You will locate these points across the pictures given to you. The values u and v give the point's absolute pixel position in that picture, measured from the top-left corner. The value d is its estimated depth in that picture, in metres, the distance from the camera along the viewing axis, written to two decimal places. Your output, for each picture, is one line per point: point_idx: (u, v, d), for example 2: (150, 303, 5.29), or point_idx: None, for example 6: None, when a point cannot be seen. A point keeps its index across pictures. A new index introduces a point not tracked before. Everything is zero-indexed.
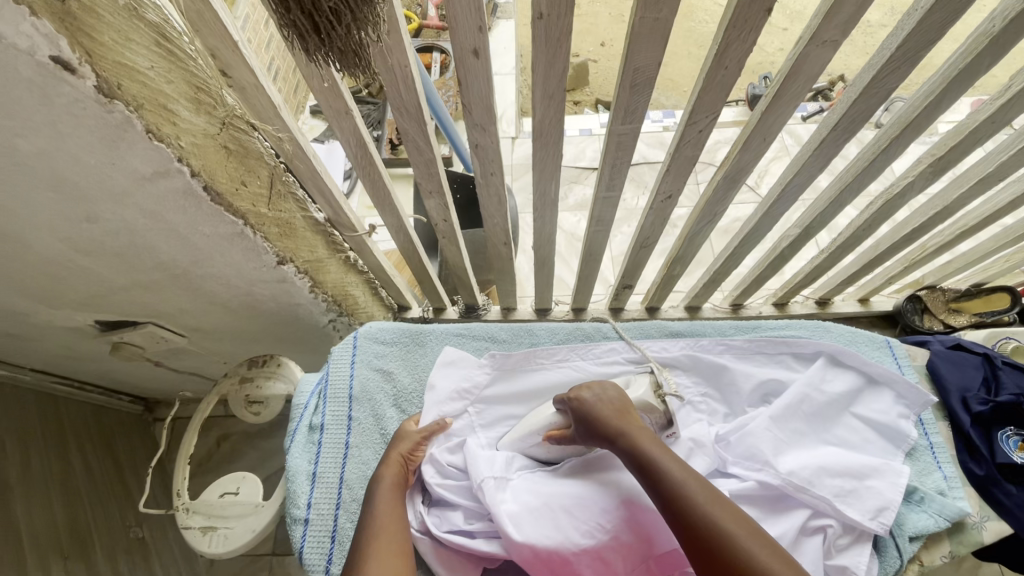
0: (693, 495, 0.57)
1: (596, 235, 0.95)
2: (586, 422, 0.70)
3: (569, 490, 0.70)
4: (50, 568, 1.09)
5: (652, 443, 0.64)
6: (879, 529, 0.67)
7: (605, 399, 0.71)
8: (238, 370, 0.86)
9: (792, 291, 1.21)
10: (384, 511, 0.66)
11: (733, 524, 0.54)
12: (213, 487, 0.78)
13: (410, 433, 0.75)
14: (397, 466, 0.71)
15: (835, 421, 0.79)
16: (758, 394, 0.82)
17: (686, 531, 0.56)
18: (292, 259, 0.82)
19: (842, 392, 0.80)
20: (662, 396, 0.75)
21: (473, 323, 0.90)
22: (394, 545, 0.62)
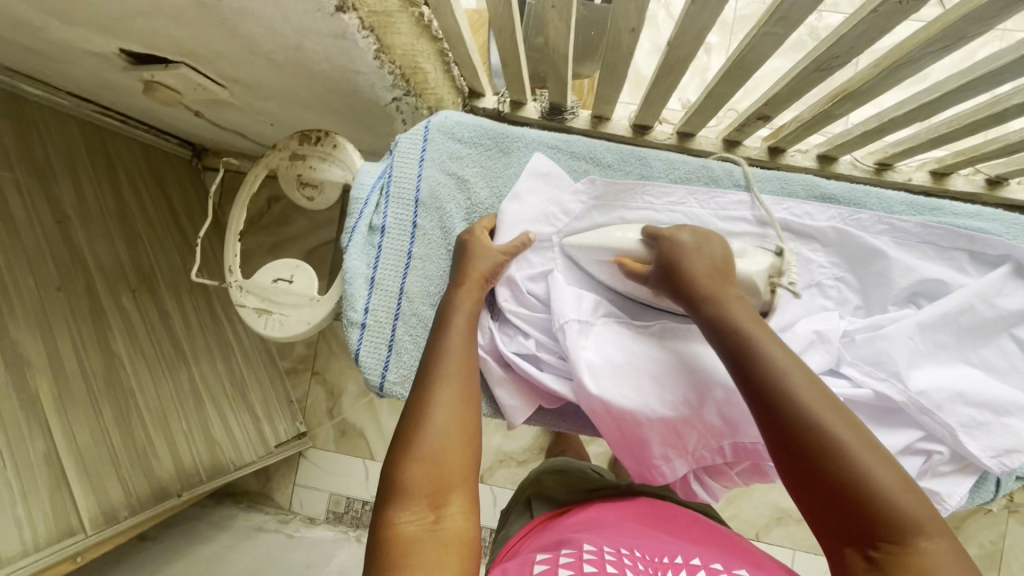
0: (797, 393, 0.47)
1: (766, 38, 0.68)
2: (670, 278, 0.58)
3: (659, 357, 0.61)
4: (120, 298, 1.14)
5: (751, 321, 0.52)
6: (993, 468, 0.59)
7: (697, 255, 0.57)
8: (288, 144, 0.73)
9: (969, 161, 0.94)
10: (453, 352, 0.59)
11: (849, 435, 0.44)
12: (267, 271, 0.73)
13: (489, 251, 0.64)
14: (475, 288, 0.63)
15: (987, 340, 0.65)
16: (908, 293, 0.67)
17: (778, 431, 0.46)
18: (357, 7, 0.60)
19: (1017, 310, 0.64)
20: (773, 285, 0.61)
21: (574, 135, 0.71)
22: (463, 394, 0.56)
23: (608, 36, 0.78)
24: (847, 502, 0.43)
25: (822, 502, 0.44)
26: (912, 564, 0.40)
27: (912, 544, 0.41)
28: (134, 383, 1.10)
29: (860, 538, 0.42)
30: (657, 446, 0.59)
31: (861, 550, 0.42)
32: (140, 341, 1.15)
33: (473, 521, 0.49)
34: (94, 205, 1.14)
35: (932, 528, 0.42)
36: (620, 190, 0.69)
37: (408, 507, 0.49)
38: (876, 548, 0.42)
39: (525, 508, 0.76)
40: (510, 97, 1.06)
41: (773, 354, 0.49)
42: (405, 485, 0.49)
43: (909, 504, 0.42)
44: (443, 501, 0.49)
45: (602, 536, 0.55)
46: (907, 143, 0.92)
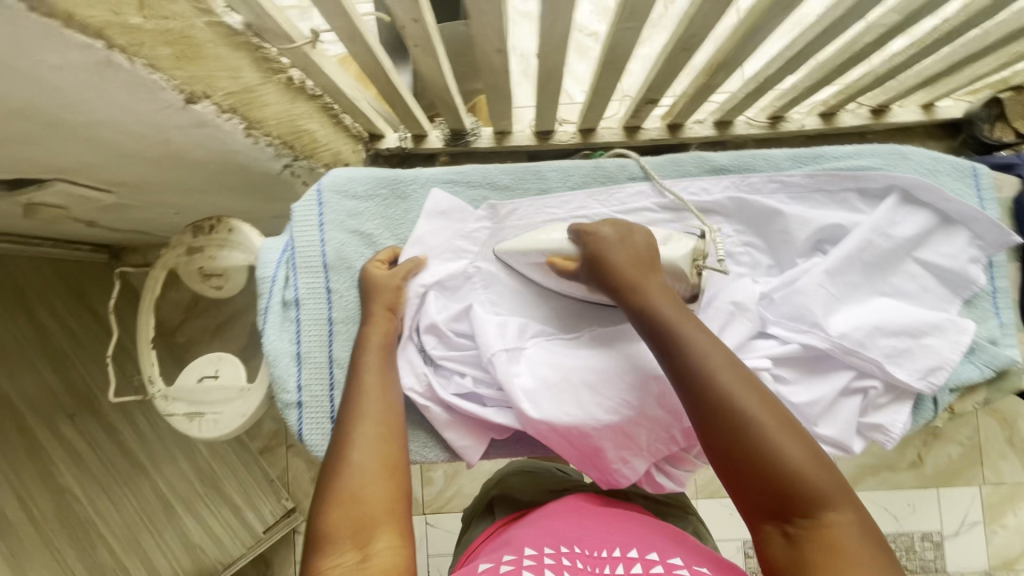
0: (719, 381, 0.48)
1: (626, 32, 0.71)
2: (601, 272, 0.59)
3: (587, 363, 0.61)
4: (58, 428, 1.08)
5: (677, 312, 0.53)
6: (925, 389, 0.62)
7: (631, 243, 0.59)
8: (182, 239, 0.71)
9: (849, 98, 0.99)
10: (370, 387, 0.58)
11: (769, 419, 0.46)
12: (189, 371, 0.70)
13: (388, 280, 0.64)
14: (384, 321, 0.62)
15: (893, 269, 0.68)
16: (813, 242, 0.69)
17: (701, 418, 0.48)
18: (208, 93, 0.59)
19: (910, 236, 0.67)
20: (699, 268, 0.61)
21: (466, 166, 0.71)
22: (383, 428, 0.55)
23: (480, 60, 0.79)
24: (763, 485, 0.45)
25: (743, 484, 0.45)
26: (822, 538, 0.42)
27: (824, 518, 0.43)
28: (91, 511, 1.07)
29: (777, 514, 0.44)
30: (611, 451, 0.59)
31: (779, 526, 0.44)
32: (89, 466, 1.10)
33: (404, 552, 0.48)
34: (6, 338, 1.07)
35: (844, 502, 0.44)
36: (522, 209, 0.70)
37: (331, 552, 0.47)
38: (790, 524, 0.44)
39: (487, 513, 0.71)
40: (410, 133, 1.07)
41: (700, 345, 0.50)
42: (327, 530, 0.48)
43: (822, 482, 0.44)
44: (368, 538, 0.48)
45: (544, 536, 0.55)
46: (789, 94, 0.96)
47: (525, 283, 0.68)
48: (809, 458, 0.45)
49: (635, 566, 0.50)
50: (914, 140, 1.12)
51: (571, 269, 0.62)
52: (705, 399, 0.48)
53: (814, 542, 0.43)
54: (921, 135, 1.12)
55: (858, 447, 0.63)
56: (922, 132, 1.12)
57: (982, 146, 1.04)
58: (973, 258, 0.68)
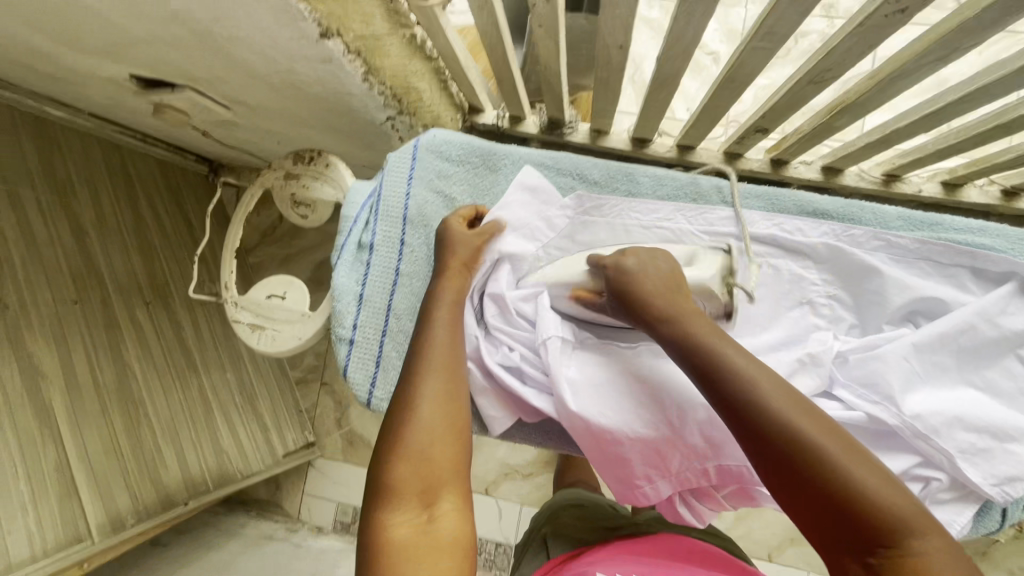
0: (764, 400, 0.44)
1: (755, 53, 0.68)
2: (628, 302, 0.55)
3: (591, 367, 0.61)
4: (134, 311, 1.18)
5: (700, 325, 0.51)
6: (996, 496, 0.57)
7: (651, 276, 0.55)
8: (282, 163, 0.75)
9: (981, 172, 0.91)
10: (436, 343, 0.57)
11: (824, 436, 0.42)
12: (261, 288, 0.75)
13: (467, 239, 0.64)
14: (459, 276, 0.62)
15: (992, 361, 0.62)
16: (905, 312, 0.64)
17: (755, 444, 0.44)
18: (341, 32, 0.62)
19: (1021, 330, 0.61)
20: (730, 285, 0.60)
21: (560, 153, 0.71)
22: (451, 387, 0.55)
23: (598, 53, 0.78)
24: (836, 515, 0.41)
25: (810, 511, 0.42)
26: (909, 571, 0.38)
27: (914, 549, 0.39)
28: (148, 396, 1.14)
29: (857, 547, 0.40)
30: (638, 466, 0.58)
31: (859, 559, 0.40)
32: (152, 353, 1.19)
33: (466, 517, 0.49)
34: (110, 220, 1.18)
35: (930, 528, 0.40)
36: (607, 207, 0.69)
37: (397, 508, 0.48)
38: (874, 555, 0.40)
39: (541, 548, 0.67)
40: (509, 113, 1.08)
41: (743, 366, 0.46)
42: (396, 485, 0.49)
43: (904, 510, 0.40)
44: (435, 498, 0.49)
45: (617, 561, 0.52)
46: (914, 154, 0.89)
47: None
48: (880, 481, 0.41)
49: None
50: None
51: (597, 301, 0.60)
52: (753, 423, 0.44)
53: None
54: None
55: None
56: None
57: None
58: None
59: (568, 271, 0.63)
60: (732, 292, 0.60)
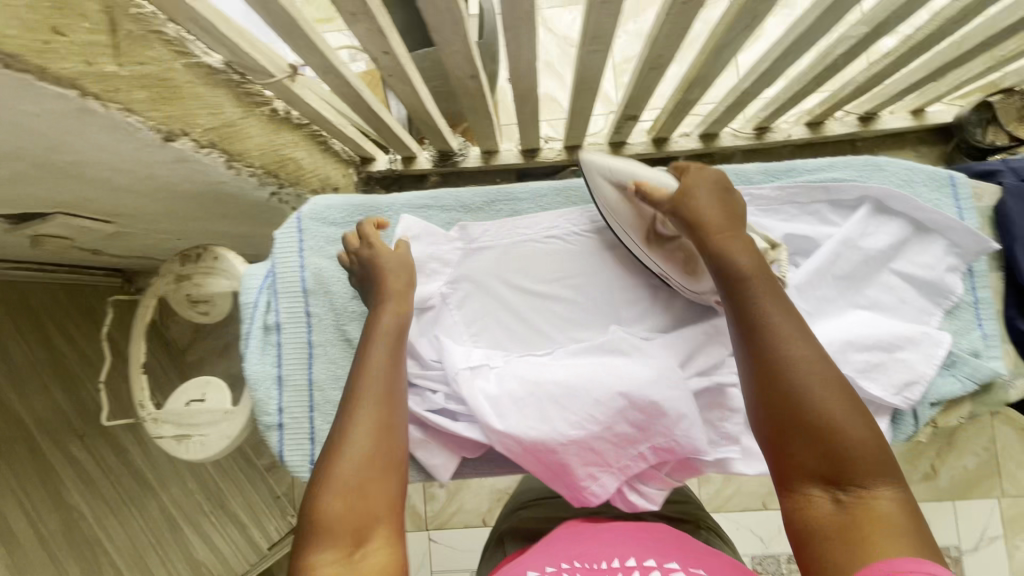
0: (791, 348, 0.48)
1: (592, 55, 0.72)
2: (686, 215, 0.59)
3: (558, 374, 0.61)
4: (69, 448, 1.11)
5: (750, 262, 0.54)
6: (900, 403, 0.62)
7: (709, 202, 0.59)
8: (170, 267, 0.73)
9: (834, 108, 0.99)
10: (378, 374, 0.56)
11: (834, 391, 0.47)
12: (177, 396, 0.72)
13: (395, 263, 0.64)
14: (396, 302, 0.62)
15: (868, 281, 0.68)
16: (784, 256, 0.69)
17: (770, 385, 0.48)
18: (186, 130, 0.62)
19: (885, 247, 0.67)
20: None
21: (438, 190, 0.73)
22: (387, 415, 0.54)
23: (455, 85, 0.80)
24: (821, 456, 0.45)
25: (800, 451, 0.46)
26: (867, 509, 0.43)
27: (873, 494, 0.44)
28: None
29: (830, 483, 0.45)
30: (579, 468, 0.59)
31: (829, 494, 0.45)
32: (97, 484, 1.13)
33: (396, 552, 0.48)
34: (21, 363, 1.09)
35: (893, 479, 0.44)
36: (492, 229, 0.71)
37: (326, 545, 0.47)
38: (840, 492, 0.44)
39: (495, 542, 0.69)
40: (399, 156, 1.10)
41: (771, 306, 0.51)
42: (328, 521, 0.47)
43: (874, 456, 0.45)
44: (365, 533, 0.48)
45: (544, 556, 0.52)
46: (771, 105, 0.96)
47: (503, 303, 0.70)
48: (867, 432, 0.46)
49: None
50: (906, 147, 1.10)
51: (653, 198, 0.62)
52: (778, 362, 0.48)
53: (860, 516, 0.43)
54: (912, 142, 1.10)
55: None
56: (913, 138, 1.10)
57: (976, 151, 1.02)
58: (949, 268, 0.67)
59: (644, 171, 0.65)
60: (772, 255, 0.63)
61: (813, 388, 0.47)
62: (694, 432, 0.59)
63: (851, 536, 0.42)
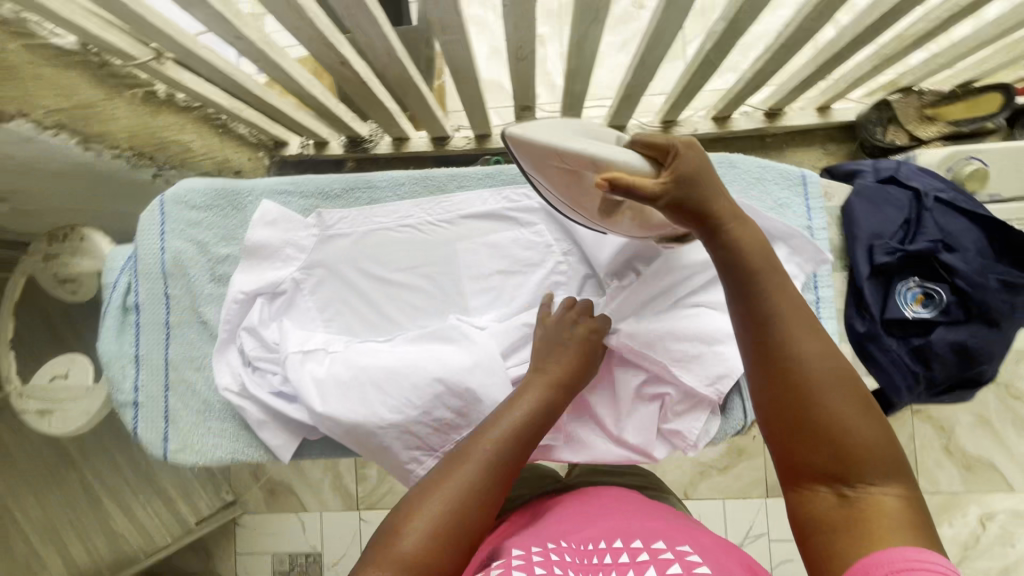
0: (796, 346, 0.44)
1: (454, 45, 0.72)
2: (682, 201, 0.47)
3: (384, 360, 0.65)
4: None
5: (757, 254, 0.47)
6: (712, 395, 0.63)
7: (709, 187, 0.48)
8: (37, 247, 0.74)
9: (735, 102, 0.99)
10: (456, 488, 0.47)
11: (842, 392, 0.43)
12: (41, 372, 0.74)
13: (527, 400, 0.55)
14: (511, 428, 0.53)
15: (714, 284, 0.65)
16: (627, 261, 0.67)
17: (778, 386, 0.44)
18: (24, 112, 0.63)
19: None
20: None
21: (300, 176, 0.74)
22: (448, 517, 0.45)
23: (333, 72, 0.80)
24: (826, 456, 0.42)
25: (804, 449, 0.43)
26: (874, 506, 0.40)
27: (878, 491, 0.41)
28: None
29: (832, 479, 0.42)
30: (400, 451, 0.63)
31: (831, 488, 0.42)
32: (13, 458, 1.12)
33: None
34: None
35: (898, 477, 0.41)
36: (349, 217, 0.72)
37: None
38: (843, 487, 0.41)
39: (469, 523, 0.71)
40: (310, 140, 1.10)
41: (780, 301, 0.46)
42: None
43: (883, 457, 0.42)
44: None
45: (527, 540, 0.54)
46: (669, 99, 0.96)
47: (353, 291, 0.72)
48: (878, 436, 0.42)
49: (623, 556, 0.49)
50: (816, 144, 1.10)
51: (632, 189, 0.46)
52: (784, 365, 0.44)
53: (865, 509, 0.40)
54: (822, 138, 1.10)
55: (658, 453, 0.66)
56: (822, 135, 1.10)
57: (878, 150, 1.02)
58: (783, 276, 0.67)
59: (607, 150, 0.49)
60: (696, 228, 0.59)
61: (829, 395, 0.42)
62: None
63: (858, 529, 0.40)
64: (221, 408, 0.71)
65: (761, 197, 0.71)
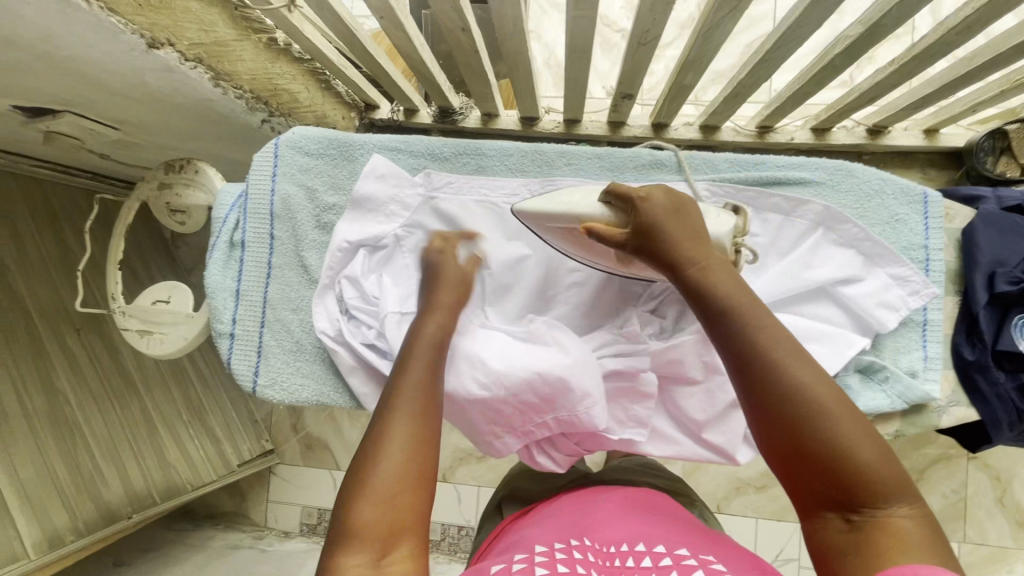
0: (783, 376, 0.44)
1: (580, 22, 0.71)
2: (651, 242, 0.52)
3: (485, 346, 0.64)
4: (66, 340, 1.16)
5: (720, 279, 0.49)
6: None
7: (672, 221, 0.52)
8: (155, 174, 0.77)
9: (839, 115, 0.96)
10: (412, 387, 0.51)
11: (836, 417, 0.42)
12: (146, 294, 0.77)
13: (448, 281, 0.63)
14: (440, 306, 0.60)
15: (807, 301, 0.67)
16: None
17: (765, 419, 0.44)
18: (172, 42, 0.65)
19: (826, 271, 0.66)
20: (737, 245, 0.58)
21: (411, 135, 0.75)
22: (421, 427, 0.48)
23: (449, 38, 0.81)
24: (829, 480, 0.42)
25: (809, 476, 0.42)
26: (887, 530, 0.40)
27: (887, 514, 0.40)
28: (80, 416, 1.14)
29: (838, 503, 0.42)
30: (483, 424, 0.63)
31: (842, 514, 0.42)
32: (85, 373, 1.18)
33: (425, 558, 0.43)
34: (34, 254, 1.14)
35: (907, 500, 0.41)
36: (456, 182, 0.74)
37: (354, 547, 0.42)
38: (854, 511, 0.41)
39: (497, 512, 0.76)
40: (402, 107, 1.11)
41: (757, 328, 0.46)
42: (362, 527, 0.43)
43: (891, 480, 0.41)
44: (395, 542, 0.43)
45: (550, 533, 0.56)
46: (774, 104, 0.95)
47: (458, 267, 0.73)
48: (880, 456, 0.42)
49: (646, 560, 0.50)
50: (915, 168, 1.07)
51: (603, 234, 0.56)
52: (766, 396, 0.44)
53: (877, 534, 0.40)
54: (922, 162, 1.06)
55: (742, 456, 0.66)
56: (923, 159, 1.07)
57: (983, 181, 0.99)
58: (887, 304, 0.66)
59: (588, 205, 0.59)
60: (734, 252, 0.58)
61: (823, 423, 0.42)
62: (597, 411, 0.61)
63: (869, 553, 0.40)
64: (312, 351, 0.73)
65: (878, 210, 0.68)
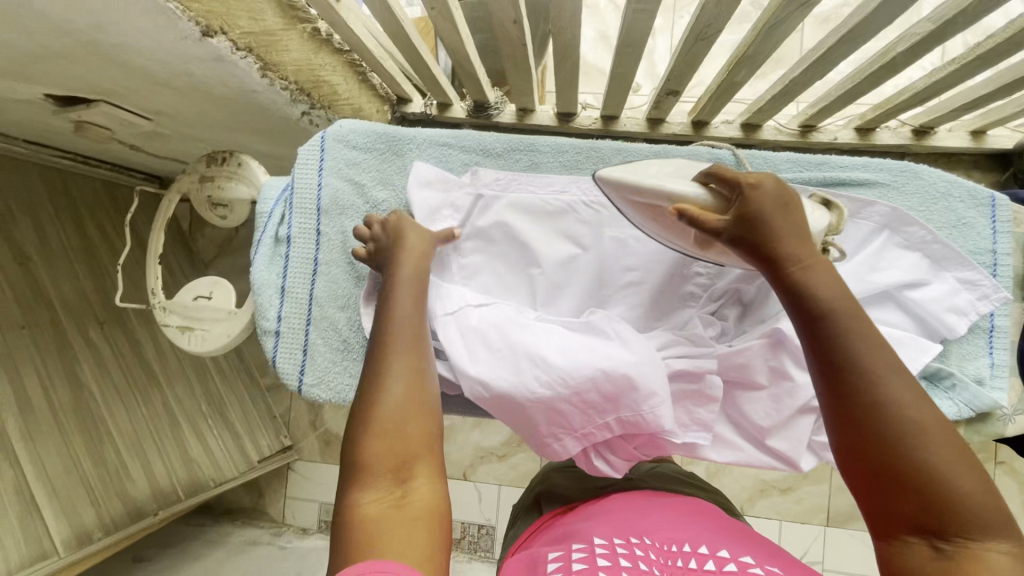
0: (881, 389, 0.42)
1: (639, 16, 0.69)
2: (754, 234, 0.49)
3: (546, 342, 0.62)
4: (89, 334, 1.14)
5: (821, 280, 0.46)
6: None
7: (779, 215, 0.49)
8: (197, 167, 0.75)
9: (887, 115, 0.94)
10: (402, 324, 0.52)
11: (934, 437, 0.40)
12: (186, 290, 0.75)
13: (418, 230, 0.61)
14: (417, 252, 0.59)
15: (872, 304, 0.66)
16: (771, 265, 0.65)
17: (852, 428, 0.42)
18: (224, 29, 0.63)
19: (896, 275, 0.65)
20: (826, 244, 0.56)
21: (463, 130, 0.73)
22: (417, 365, 0.50)
23: (498, 30, 0.79)
24: (919, 504, 0.39)
25: (894, 495, 0.40)
26: (972, 559, 0.38)
27: (976, 542, 0.38)
28: (105, 411, 1.12)
29: (923, 527, 0.39)
30: (545, 427, 0.61)
31: (925, 538, 0.39)
32: (108, 367, 1.16)
33: (442, 491, 0.45)
34: (57, 246, 1.11)
35: (1003, 534, 0.38)
36: (504, 179, 0.71)
37: (371, 486, 0.44)
38: (937, 535, 0.39)
39: (533, 507, 0.73)
40: (435, 100, 1.09)
41: (855, 334, 0.44)
42: (371, 464, 0.44)
43: (983, 509, 0.38)
44: (409, 474, 0.45)
45: (605, 528, 0.54)
46: (821, 102, 0.93)
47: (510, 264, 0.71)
48: (976, 482, 0.39)
49: (707, 563, 0.47)
50: (958, 169, 1.06)
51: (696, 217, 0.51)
52: (857, 403, 0.42)
53: (963, 564, 0.38)
54: (966, 164, 1.05)
55: (805, 464, 0.64)
56: (968, 161, 1.05)
57: None
58: (956, 309, 0.64)
59: (679, 185, 0.54)
60: (823, 250, 0.57)
61: (920, 441, 0.40)
62: (664, 411, 0.60)
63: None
64: (360, 349, 0.72)
65: (945, 212, 0.67)
